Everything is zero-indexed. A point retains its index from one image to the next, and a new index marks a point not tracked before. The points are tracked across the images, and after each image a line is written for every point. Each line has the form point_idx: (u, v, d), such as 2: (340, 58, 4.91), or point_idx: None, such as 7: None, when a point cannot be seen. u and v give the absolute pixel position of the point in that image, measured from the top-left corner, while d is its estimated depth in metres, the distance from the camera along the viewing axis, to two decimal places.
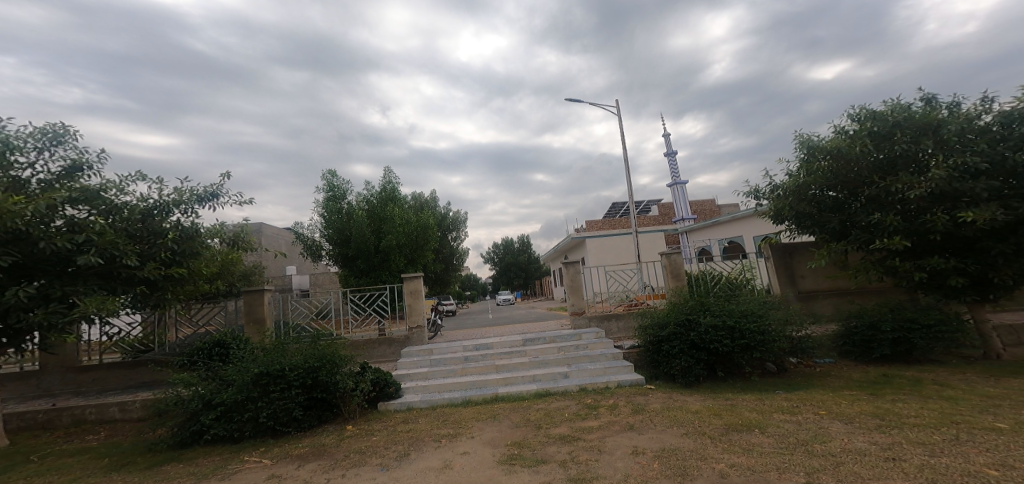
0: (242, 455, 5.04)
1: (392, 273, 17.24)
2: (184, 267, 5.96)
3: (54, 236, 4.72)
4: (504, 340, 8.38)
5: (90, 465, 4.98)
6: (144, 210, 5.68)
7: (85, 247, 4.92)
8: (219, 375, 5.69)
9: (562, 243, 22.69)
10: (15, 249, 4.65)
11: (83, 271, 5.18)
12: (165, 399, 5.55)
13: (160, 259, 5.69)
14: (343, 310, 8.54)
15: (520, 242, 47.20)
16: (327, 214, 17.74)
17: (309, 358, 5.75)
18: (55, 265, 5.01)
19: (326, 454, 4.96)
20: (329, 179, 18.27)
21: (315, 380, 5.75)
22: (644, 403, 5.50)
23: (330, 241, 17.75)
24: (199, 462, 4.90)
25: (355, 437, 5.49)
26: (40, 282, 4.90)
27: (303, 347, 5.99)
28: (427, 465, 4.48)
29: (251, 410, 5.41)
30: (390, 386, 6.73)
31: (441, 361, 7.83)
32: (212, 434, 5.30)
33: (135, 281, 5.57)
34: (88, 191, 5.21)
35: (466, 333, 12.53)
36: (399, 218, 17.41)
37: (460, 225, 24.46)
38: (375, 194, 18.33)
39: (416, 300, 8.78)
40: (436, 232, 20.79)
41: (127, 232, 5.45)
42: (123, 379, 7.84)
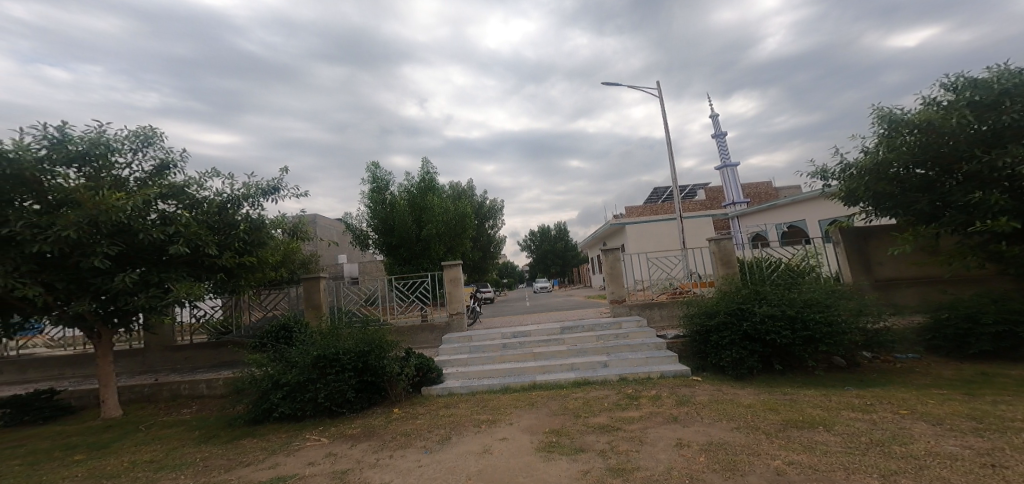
0: (305, 433, 5.30)
1: (433, 261, 17.76)
2: (255, 256, 6.30)
3: (152, 227, 5.14)
4: (542, 328, 8.35)
5: (186, 437, 5.40)
6: (221, 204, 6.02)
7: (175, 238, 5.34)
8: (284, 356, 6.02)
9: (601, 231, 22.33)
10: (121, 241, 5.08)
11: (174, 260, 5.67)
12: (241, 378, 6.04)
13: (236, 249, 6.07)
14: (389, 297, 8.81)
15: (558, 229, 46.83)
16: (372, 205, 18.35)
17: (360, 342, 5.96)
18: (152, 254, 5.51)
19: (376, 435, 5.12)
20: (373, 171, 18.84)
21: (365, 363, 5.93)
22: (689, 395, 5.34)
23: (375, 231, 18.32)
24: (269, 438, 5.20)
25: (400, 420, 5.64)
26: (141, 269, 5.37)
27: (355, 332, 6.21)
28: (467, 450, 4.54)
29: (311, 391, 5.69)
30: (433, 371, 6.89)
31: (480, 348, 7.92)
32: (279, 411, 5.64)
33: (215, 269, 6.07)
34: (176, 188, 5.55)
35: (504, 320, 12.77)
36: (439, 208, 17.90)
37: (497, 214, 24.32)
38: (415, 185, 18.78)
39: (456, 287, 8.90)
40: (474, 220, 21.04)
41: (207, 224, 5.82)
42: (210, 358, 8.46)
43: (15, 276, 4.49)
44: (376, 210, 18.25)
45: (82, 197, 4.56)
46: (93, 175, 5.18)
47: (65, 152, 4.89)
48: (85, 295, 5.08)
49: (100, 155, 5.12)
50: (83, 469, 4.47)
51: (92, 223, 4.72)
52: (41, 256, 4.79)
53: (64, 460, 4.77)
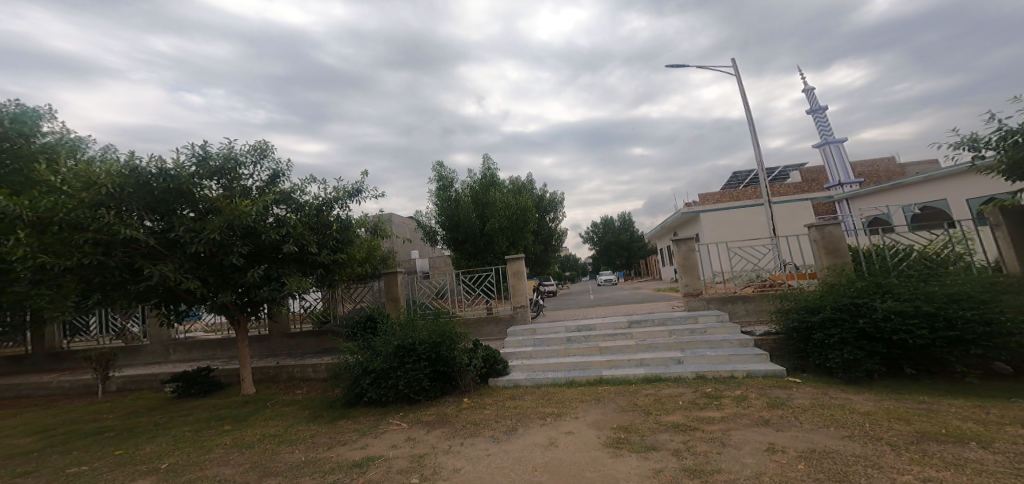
0: (389, 418, 5.76)
1: (496, 256, 18.58)
2: (347, 252, 7.49)
3: (270, 230, 6.47)
4: (607, 322, 8.12)
5: (297, 415, 6.67)
6: (319, 207, 7.18)
7: (287, 239, 6.61)
8: (370, 345, 6.44)
9: (670, 220, 21.41)
10: (250, 242, 6.52)
11: (287, 258, 7.03)
12: (338, 364, 6.61)
13: (331, 246, 7.28)
14: (456, 291, 9.11)
15: (622, 220, 45.73)
16: (439, 203, 19.27)
17: (434, 334, 6.29)
18: (272, 253, 6.92)
19: (448, 422, 5.38)
20: (438, 170, 19.61)
21: (438, 354, 6.22)
22: (784, 398, 4.92)
23: (442, 227, 19.26)
24: (361, 420, 5.83)
25: (470, 409, 5.76)
26: (264, 265, 6.77)
27: (429, 324, 6.59)
28: (533, 441, 4.56)
29: (393, 378, 6.04)
30: (499, 363, 6.95)
31: (544, 341, 7.92)
32: (368, 397, 6.06)
33: (317, 265, 7.33)
34: (285, 194, 6.80)
35: (569, 314, 12.82)
36: (500, 203, 18.37)
37: (559, 207, 23.91)
38: (477, 181, 19.49)
39: (520, 281, 8.89)
40: (535, 213, 21.09)
41: (310, 225, 7.05)
42: (315, 344, 10.00)
43: (182, 270, 6.05)
44: (443, 207, 19.14)
45: (222, 207, 6.02)
46: (228, 185, 6.59)
47: (208, 168, 6.32)
48: (228, 288, 6.56)
49: (231, 169, 6.53)
50: (230, 438, 5.84)
51: (228, 227, 6.14)
52: (198, 256, 6.25)
53: (219, 428, 6.34)
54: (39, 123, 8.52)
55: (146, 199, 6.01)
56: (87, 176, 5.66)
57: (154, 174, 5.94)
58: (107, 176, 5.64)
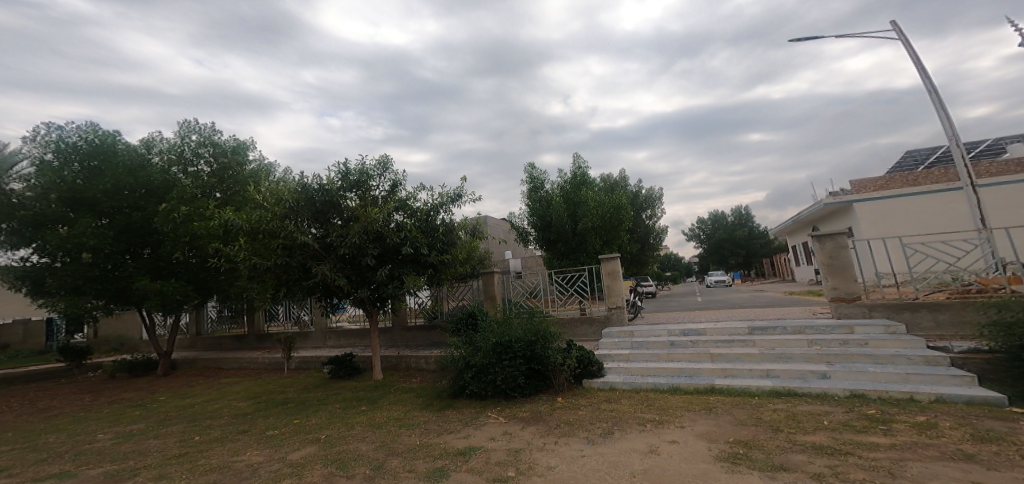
0: (489, 411, 7.65)
1: (590, 255, 18.53)
2: (448, 252, 10.73)
3: (392, 233, 9.91)
4: (723, 327, 8.40)
5: (404, 403, 9.57)
6: (426, 213, 10.46)
7: (403, 240, 10.01)
8: (472, 342, 8.54)
9: (810, 213, 19.38)
10: (378, 245, 10.01)
11: (404, 258, 10.46)
12: (451, 359, 8.87)
13: (435, 246, 10.52)
14: (549, 290, 11.67)
15: (735, 215, 42.62)
16: (530, 203, 19.75)
17: (528, 333, 8.10)
18: (394, 256, 10.46)
19: (542, 420, 6.88)
20: (530, 171, 20.02)
21: (533, 352, 8.06)
22: (1000, 433, 4.34)
23: (534, 227, 19.81)
24: (462, 411, 7.96)
25: (563, 408, 7.23)
26: (389, 264, 10.28)
27: (523, 323, 8.43)
28: (635, 447, 5.41)
29: (491, 373, 8.10)
30: (594, 365, 8.40)
31: (644, 345, 8.95)
32: (471, 388, 8.25)
33: (425, 264, 10.71)
34: (401, 202, 10.28)
35: (675, 316, 12.30)
36: (594, 201, 18.37)
37: (656, 203, 22.59)
38: (568, 180, 19.90)
39: (614, 281, 10.87)
40: (631, 211, 20.48)
41: (421, 226, 10.39)
42: (427, 338, 13.53)
43: (335, 269, 9.82)
44: (534, 208, 19.59)
45: (361, 215, 9.61)
46: (362, 195, 10.31)
47: (349, 183, 10.09)
48: (364, 284, 10.32)
49: (362, 182, 10.27)
50: (365, 418, 8.76)
51: (364, 232, 9.72)
52: (344, 258, 10.03)
53: (359, 407, 9.64)
54: (249, 155, 14.80)
55: (313, 210, 9.96)
56: (279, 196, 9.70)
57: (317, 190, 9.92)
58: (290, 195, 9.66)
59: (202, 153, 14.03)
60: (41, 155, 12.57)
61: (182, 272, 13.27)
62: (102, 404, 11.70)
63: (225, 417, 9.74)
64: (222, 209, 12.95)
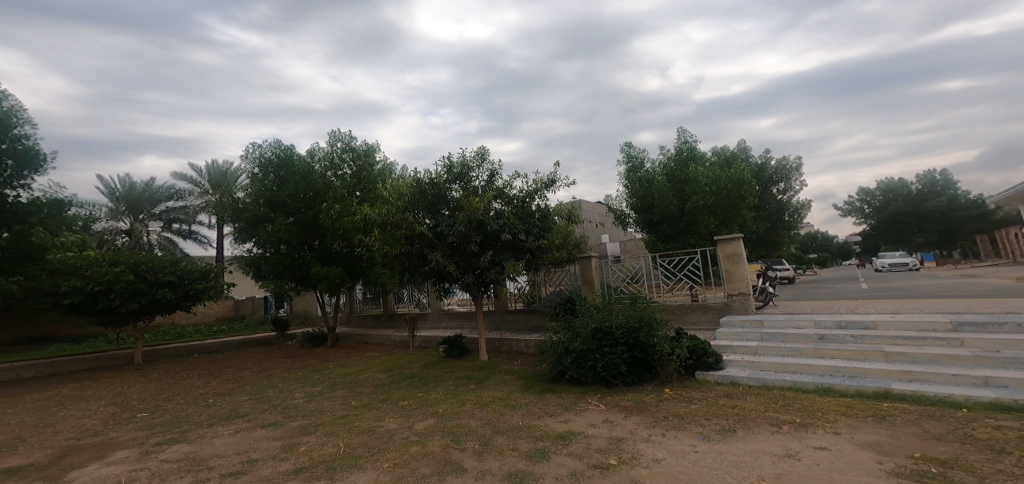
0: (588, 397, 7.94)
1: (702, 237, 16.67)
2: (545, 238, 10.91)
3: (492, 220, 10.37)
4: (901, 324, 7.37)
5: (509, 382, 10.21)
6: (523, 200, 10.80)
7: (503, 227, 10.41)
8: (572, 328, 8.89)
9: None
10: (480, 234, 10.51)
11: (503, 245, 10.86)
12: (552, 344, 9.19)
13: (533, 232, 10.82)
14: (652, 276, 11.85)
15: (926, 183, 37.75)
16: (629, 184, 19.08)
17: (631, 319, 8.18)
18: (494, 243, 10.87)
19: (648, 411, 6.93)
20: (627, 150, 19.49)
21: (636, 339, 8.10)
22: None
23: (635, 210, 18.65)
24: (564, 395, 8.30)
25: (671, 401, 7.23)
26: (490, 251, 10.73)
27: (625, 310, 8.55)
28: (769, 451, 4.95)
29: (591, 359, 8.32)
30: (709, 357, 8.18)
31: (779, 338, 8.34)
32: (569, 373, 8.56)
33: (523, 250, 11.01)
34: (499, 191, 10.67)
35: (823, 305, 10.84)
36: (705, 177, 16.71)
37: (790, 175, 19.87)
38: (672, 158, 18.78)
39: (736, 266, 10.33)
40: (756, 186, 18.50)
41: (518, 214, 10.71)
42: (526, 321, 14.27)
43: (446, 256, 10.57)
44: (634, 188, 18.59)
45: (465, 205, 10.07)
46: (464, 185, 10.78)
47: (453, 174, 10.63)
48: (470, 270, 10.88)
49: (464, 173, 10.72)
50: (474, 395, 9.53)
51: (469, 221, 10.25)
52: (453, 246, 10.68)
53: (469, 384, 10.51)
54: (377, 157, 17.04)
55: (426, 202, 10.66)
56: (399, 190, 10.65)
57: (427, 184, 10.64)
58: (408, 189, 10.53)
59: (346, 157, 16.61)
60: (251, 167, 16.41)
61: (340, 259, 16.05)
62: (297, 369, 14.88)
63: (365, 386, 11.62)
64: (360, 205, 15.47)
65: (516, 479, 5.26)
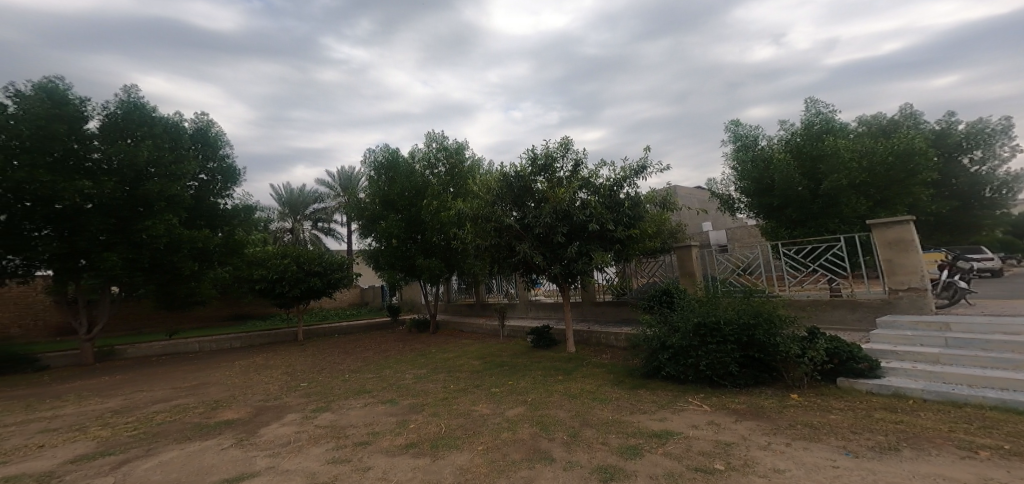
0: (688, 396, 7.16)
1: (843, 222, 13.19)
2: (637, 227, 10.01)
3: (578, 210, 9.72)
4: None
5: (601, 377, 9.30)
6: (609, 188, 10.04)
7: (591, 217, 9.74)
8: (669, 322, 8.08)
9: None
10: (566, 224, 9.86)
11: (591, 234, 10.03)
12: (642, 336, 8.49)
13: (623, 222, 9.97)
14: (774, 267, 9.94)
15: None
16: (738, 164, 16.93)
17: (744, 315, 7.13)
18: (581, 232, 10.07)
19: (768, 417, 5.99)
20: (734, 129, 17.67)
21: (750, 337, 7.04)
22: None
23: (749, 193, 16.11)
24: (660, 393, 7.55)
25: (798, 408, 6.16)
26: (578, 242, 10.04)
27: (735, 303, 7.55)
28: (953, 477, 3.99)
29: (693, 357, 7.48)
30: (860, 362, 6.57)
31: (971, 344, 6.47)
32: (666, 370, 7.80)
33: (613, 240, 10.15)
34: (585, 180, 10.00)
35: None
36: (850, 151, 13.37)
37: (989, 140, 16.28)
38: (799, 131, 15.36)
39: (909, 255, 8.07)
40: (935, 157, 15.45)
41: (605, 203, 9.93)
42: (614, 313, 13.31)
43: (533, 247, 10.07)
44: (749, 170, 16.05)
45: (550, 197, 9.65)
46: (549, 177, 10.21)
47: (538, 167, 10.15)
48: (556, 262, 10.24)
49: (549, 165, 10.19)
50: (562, 388, 8.88)
51: (555, 212, 9.72)
52: (540, 237, 10.15)
53: (557, 376, 9.80)
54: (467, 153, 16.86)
55: (513, 195, 10.27)
56: (487, 185, 10.47)
57: (513, 178, 10.20)
58: (495, 183, 10.30)
59: (440, 157, 16.45)
60: (366, 171, 17.09)
61: (436, 252, 15.89)
62: (408, 351, 15.23)
63: (461, 371, 11.42)
64: (455, 201, 15.33)
65: (604, 473, 4.99)
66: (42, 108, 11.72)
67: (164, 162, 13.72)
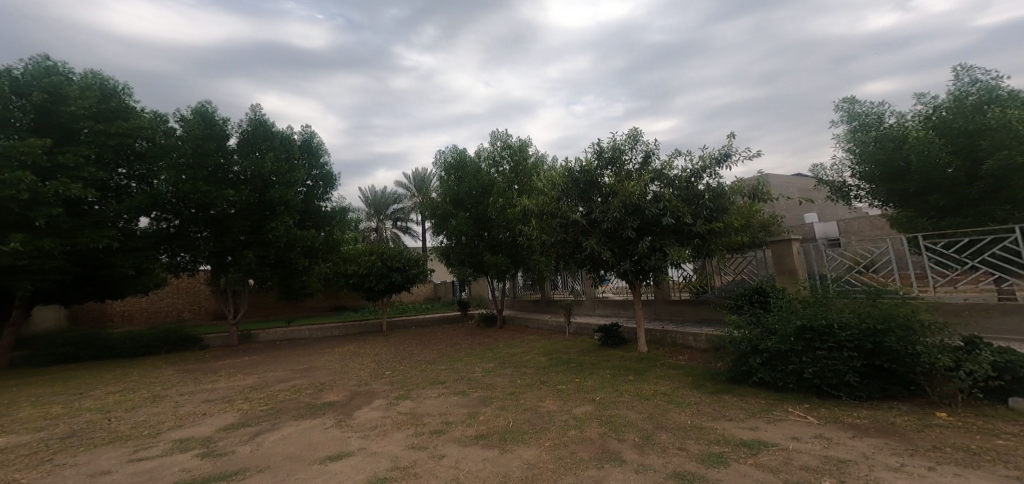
0: (787, 406, 5.63)
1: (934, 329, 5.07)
2: (721, 221, 8.34)
3: (650, 204, 8.28)
4: None
5: (680, 379, 7.82)
6: (686, 179, 8.48)
7: (665, 211, 8.23)
8: (762, 323, 6.41)
9: None
10: (637, 219, 8.43)
11: (666, 229, 8.56)
12: (724, 337, 6.91)
13: (705, 216, 8.40)
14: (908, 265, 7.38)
15: None
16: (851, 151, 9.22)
17: (871, 319, 5.37)
18: (654, 227, 8.60)
19: (900, 436, 4.45)
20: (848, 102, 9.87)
21: (876, 344, 5.30)
22: None
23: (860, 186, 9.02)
24: (749, 400, 6.06)
25: (946, 428, 4.51)
26: (650, 237, 8.60)
27: (858, 305, 5.72)
28: None
29: (795, 363, 5.86)
30: None
31: None
32: (759, 376, 6.24)
33: (692, 235, 8.48)
34: (658, 172, 8.62)
35: None
36: None
37: None
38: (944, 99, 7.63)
39: None
40: None
41: (682, 197, 8.44)
42: (694, 313, 11.61)
43: (601, 243, 8.80)
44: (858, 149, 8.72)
45: (618, 190, 8.22)
46: (618, 170, 8.85)
47: (604, 159, 8.82)
48: (626, 257, 8.82)
49: (616, 157, 8.82)
50: (633, 388, 7.57)
51: (624, 206, 8.34)
52: (608, 232, 8.80)
53: (628, 375, 8.46)
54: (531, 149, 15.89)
55: (578, 190, 8.97)
56: (550, 180, 9.21)
57: (577, 172, 8.93)
58: (560, 178, 8.99)
59: (505, 155, 15.68)
60: (436, 173, 16.86)
61: (502, 248, 15.33)
62: (477, 346, 14.60)
63: (530, 366, 10.43)
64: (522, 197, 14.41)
65: (682, 480, 4.03)
66: (196, 129, 13.48)
67: (281, 168, 14.30)
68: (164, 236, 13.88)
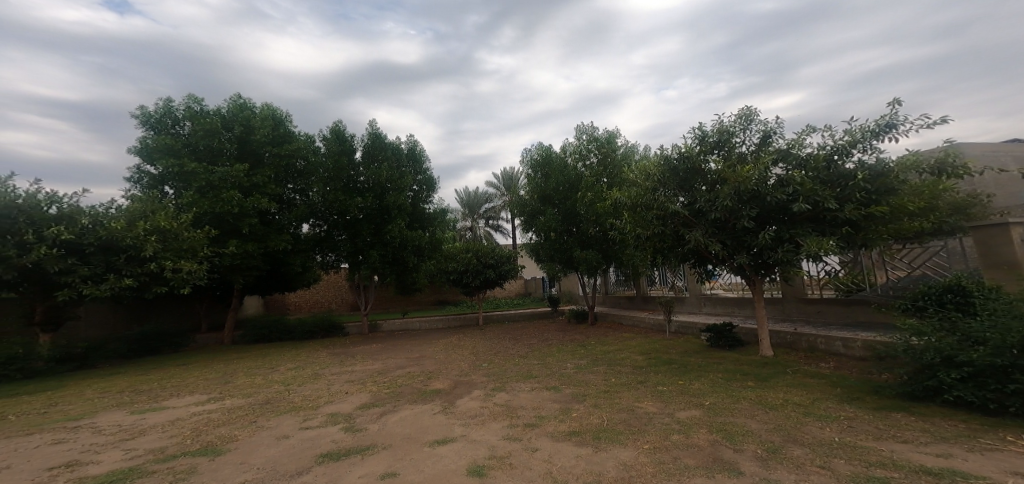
0: (1002, 432, 3.81)
1: None
2: (882, 204, 6.23)
3: (773, 190, 6.46)
4: None
5: (821, 390, 5.84)
6: (826, 157, 6.44)
7: (795, 197, 6.34)
8: (962, 327, 4.49)
9: None
10: (756, 205, 6.66)
11: (799, 217, 6.68)
12: (892, 344, 5.05)
13: (856, 200, 6.24)
14: None
15: None
16: None
17: None
18: (782, 214, 6.81)
19: None
20: None
21: None
22: None
23: None
24: (936, 422, 4.23)
25: None
26: (774, 227, 6.83)
27: None
28: None
29: (1019, 382, 3.93)
30: None
31: None
32: (953, 396, 4.34)
33: (839, 223, 6.45)
34: (781, 151, 6.74)
35: None
36: None
37: None
38: None
39: None
40: None
41: (820, 179, 6.41)
42: (842, 315, 8.49)
43: (708, 235, 7.11)
44: None
45: (728, 176, 6.48)
46: (727, 154, 7.13)
47: (707, 144, 7.13)
48: (742, 250, 7.05)
49: (725, 141, 7.07)
50: (755, 395, 5.89)
51: (737, 194, 6.60)
52: (718, 222, 7.13)
53: (746, 381, 6.71)
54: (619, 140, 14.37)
55: (678, 179, 7.39)
56: (645, 170, 7.66)
57: (675, 159, 7.32)
58: (655, 168, 7.49)
59: (591, 148, 14.28)
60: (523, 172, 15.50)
61: (595, 243, 13.71)
62: (569, 341, 13.52)
63: (624, 365, 9.01)
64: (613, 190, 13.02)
65: None
66: (335, 148, 14.63)
67: (395, 175, 15.29)
68: (318, 240, 15.38)
